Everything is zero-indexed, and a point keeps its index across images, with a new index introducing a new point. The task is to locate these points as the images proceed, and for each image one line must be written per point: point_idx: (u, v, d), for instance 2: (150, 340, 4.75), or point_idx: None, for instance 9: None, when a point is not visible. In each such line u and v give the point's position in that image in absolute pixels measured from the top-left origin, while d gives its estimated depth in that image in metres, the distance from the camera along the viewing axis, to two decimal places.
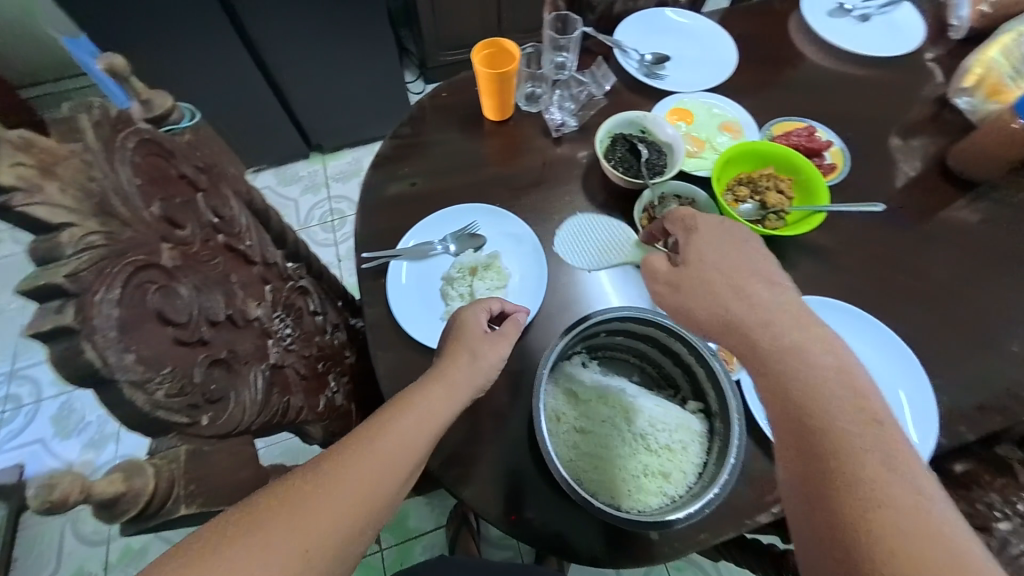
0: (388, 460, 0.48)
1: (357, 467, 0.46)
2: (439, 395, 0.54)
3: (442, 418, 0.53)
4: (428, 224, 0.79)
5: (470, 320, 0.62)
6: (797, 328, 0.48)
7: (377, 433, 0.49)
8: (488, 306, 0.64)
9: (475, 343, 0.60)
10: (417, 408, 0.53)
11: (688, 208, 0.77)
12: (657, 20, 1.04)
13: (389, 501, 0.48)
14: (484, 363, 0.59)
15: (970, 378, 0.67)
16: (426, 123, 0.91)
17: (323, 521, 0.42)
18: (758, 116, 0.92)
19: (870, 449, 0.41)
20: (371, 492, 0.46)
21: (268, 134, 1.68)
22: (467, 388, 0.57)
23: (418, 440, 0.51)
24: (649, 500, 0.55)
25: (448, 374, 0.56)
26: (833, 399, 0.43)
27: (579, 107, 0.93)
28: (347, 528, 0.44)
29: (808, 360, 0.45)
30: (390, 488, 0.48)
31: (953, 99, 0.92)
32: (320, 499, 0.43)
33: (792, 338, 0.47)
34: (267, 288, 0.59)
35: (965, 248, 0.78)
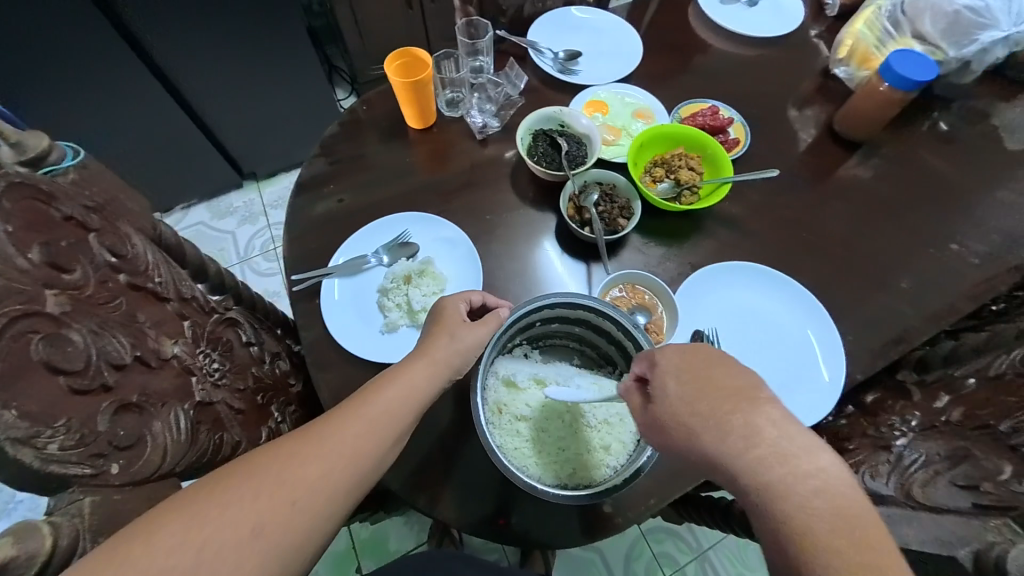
0: (350, 449, 0.51)
1: (339, 433, 0.51)
2: (413, 381, 0.56)
3: (422, 394, 0.56)
4: (360, 238, 0.79)
5: (450, 306, 0.61)
6: (725, 394, 0.48)
7: (361, 404, 0.53)
8: (467, 297, 0.63)
9: (457, 325, 0.60)
10: (398, 385, 0.55)
11: (610, 193, 0.81)
12: (566, 18, 1.08)
13: (371, 469, 0.52)
14: (464, 344, 0.59)
15: (869, 317, 0.74)
16: (349, 138, 0.90)
17: (308, 475, 0.48)
18: (667, 101, 0.98)
19: (781, 462, 0.44)
20: (352, 457, 0.51)
21: (193, 167, 1.60)
22: (446, 366, 0.58)
23: (384, 428, 0.53)
24: (594, 474, 0.59)
25: (428, 353, 0.58)
26: (741, 423, 0.47)
27: (499, 108, 0.95)
28: (331, 487, 0.49)
29: (744, 430, 0.46)
30: (371, 455, 0.52)
31: (833, 70, 1.01)
32: (302, 461, 0.49)
33: (724, 408, 0.48)
34: (185, 323, 0.56)
35: (857, 202, 0.87)
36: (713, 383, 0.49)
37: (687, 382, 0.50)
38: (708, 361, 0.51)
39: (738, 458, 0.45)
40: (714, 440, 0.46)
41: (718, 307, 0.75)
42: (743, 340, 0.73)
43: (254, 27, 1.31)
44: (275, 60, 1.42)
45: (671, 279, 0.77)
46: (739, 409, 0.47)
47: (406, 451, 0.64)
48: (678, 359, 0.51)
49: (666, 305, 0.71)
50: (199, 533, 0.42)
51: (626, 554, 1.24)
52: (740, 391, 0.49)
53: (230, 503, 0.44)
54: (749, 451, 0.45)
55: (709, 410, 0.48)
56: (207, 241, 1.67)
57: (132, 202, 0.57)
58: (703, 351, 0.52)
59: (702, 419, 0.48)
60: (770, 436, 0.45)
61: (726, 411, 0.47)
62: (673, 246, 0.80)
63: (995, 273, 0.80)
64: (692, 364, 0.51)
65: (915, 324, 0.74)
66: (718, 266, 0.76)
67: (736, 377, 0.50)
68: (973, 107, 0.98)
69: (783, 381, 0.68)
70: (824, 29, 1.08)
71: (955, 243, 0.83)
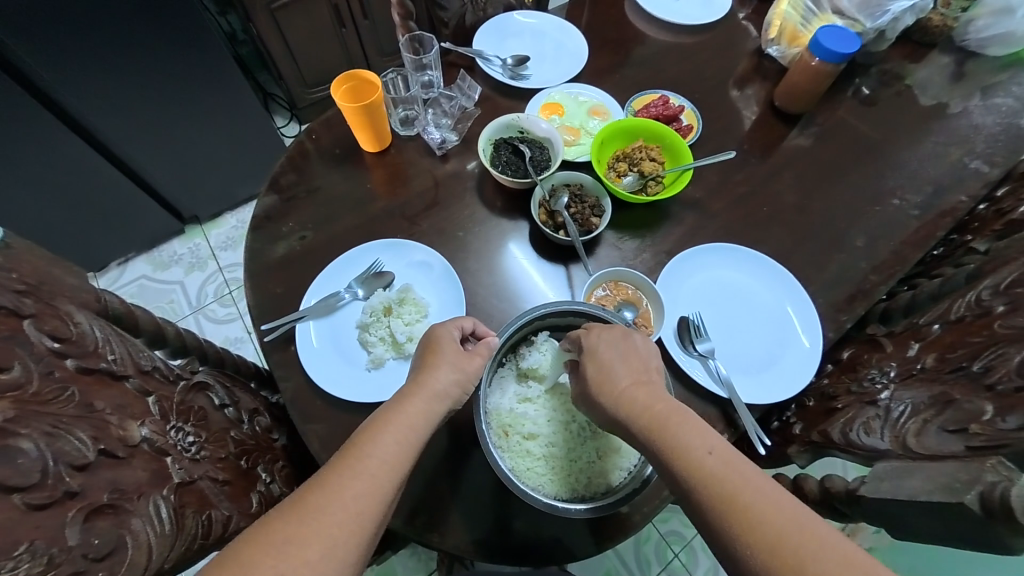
0: (364, 505, 0.48)
1: (339, 498, 0.47)
2: (412, 423, 0.53)
3: (421, 433, 0.54)
4: (330, 274, 0.75)
5: (444, 338, 0.59)
6: (619, 361, 0.55)
7: (357, 461, 0.50)
8: (460, 323, 0.61)
9: (452, 355, 0.58)
10: (395, 427, 0.52)
11: (579, 194, 0.81)
12: (508, 24, 1.08)
13: (379, 526, 0.49)
14: (461, 374, 0.57)
15: (836, 278, 0.79)
16: (301, 170, 0.86)
17: (310, 554, 0.44)
18: (618, 96, 1.00)
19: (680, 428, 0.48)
20: (358, 519, 0.47)
21: (127, 219, 1.48)
22: (446, 398, 0.56)
23: (391, 475, 0.50)
24: (608, 480, 0.59)
25: (425, 386, 0.56)
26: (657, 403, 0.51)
27: (455, 121, 0.93)
28: (341, 560, 0.45)
29: (623, 392, 0.53)
30: (378, 511, 0.48)
31: (765, 50, 1.07)
32: (302, 540, 0.44)
33: (620, 376, 0.54)
34: (150, 401, 0.51)
35: (805, 171, 0.92)
36: (614, 361, 0.55)
37: (594, 361, 0.56)
38: (618, 346, 0.56)
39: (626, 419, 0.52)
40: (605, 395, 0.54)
41: (694, 291, 0.77)
42: (723, 318, 0.75)
43: (178, 62, 1.22)
44: (204, 94, 1.33)
45: (649, 269, 0.79)
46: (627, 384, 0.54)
47: (409, 490, 0.62)
48: (595, 342, 0.57)
49: (652, 297, 0.72)
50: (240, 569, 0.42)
51: (635, 541, 1.26)
52: (633, 368, 0.55)
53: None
54: (631, 400, 0.52)
55: (606, 382, 0.54)
56: (153, 296, 1.55)
57: (67, 274, 0.51)
58: (612, 334, 0.57)
59: (598, 383, 0.55)
60: (650, 398, 0.52)
61: (610, 370, 0.55)
62: (646, 237, 0.82)
63: (933, 220, 0.87)
64: (592, 345, 0.57)
65: (875, 278, 0.79)
66: (689, 251, 0.78)
67: (635, 357, 0.56)
68: (889, 71, 1.07)
69: (767, 354, 0.71)
70: (751, 11, 1.13)
71: (895, 198, 0.89)
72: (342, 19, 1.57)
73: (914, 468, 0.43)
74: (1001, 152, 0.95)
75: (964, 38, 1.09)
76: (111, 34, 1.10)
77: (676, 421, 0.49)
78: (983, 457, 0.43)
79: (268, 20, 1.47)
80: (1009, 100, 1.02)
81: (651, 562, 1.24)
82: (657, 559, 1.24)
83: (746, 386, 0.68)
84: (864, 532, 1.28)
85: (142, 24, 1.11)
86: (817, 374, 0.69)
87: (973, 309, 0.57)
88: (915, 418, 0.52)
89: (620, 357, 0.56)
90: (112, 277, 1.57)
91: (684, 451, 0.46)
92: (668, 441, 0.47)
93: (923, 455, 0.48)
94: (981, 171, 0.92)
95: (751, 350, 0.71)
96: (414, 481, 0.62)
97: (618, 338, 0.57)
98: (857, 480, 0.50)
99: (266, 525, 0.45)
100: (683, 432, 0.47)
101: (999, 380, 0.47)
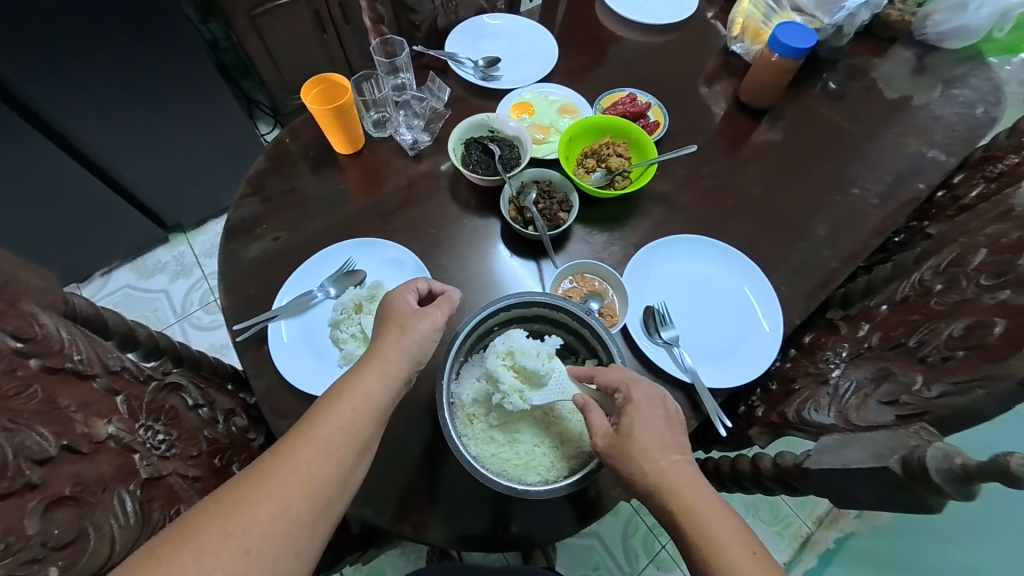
0: (317, 465, 0.49)
1: (293, 458, 0.49)
2: (365, 386, 0.55)
3: (379, 399, 0.55)
4: (303, 274, 0.76)
5: (399, 302, 0.61)
6: (651, 434, 0.52)
7: (313, 424, 0.51)
8: (415, 287, 0.64)
9: (409, 320, 0.60)
10: (353, 392, 0.54)
11: (547, 190, 0.83)
12: (479, 27, 1.11)
13: (339, 486, 0.50)
14: (415, 335, 0.59)
15: (799, 266, 0.81)
16: (276, 173, 0.87)
17: (263, 513, 0.46)
18: (587, 95, 1.02)
19: (711, 513, 0.47)
20: (315, 478, 0.49)
21: (107, 228, 1.48)
22: (401, 359, 0.58)
23: (344, 436, 0.52)
24: (566, 462, 0.60)
25: (380, 352, 0.57)
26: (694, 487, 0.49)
27: (427, 122, 0.95)
28: (295, 517, 0.47)
29: (656, 471, 0.50)
30: (334, 471, 0.50)
31: (731, 47, 1.10)
32: (255, 500, 0.46)
33: (652, 450, 0.51)
34: (118, 399, 0.52)
35: (770, 163, 0.95)
36: (649, 427, 0.52)
37: (641, 421, 0.52)
38: (659, 416, 0.53)
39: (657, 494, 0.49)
40: (631, 468, 0.51)
41: (660, 282, 0.79)
42: (689, 305, 0.77)
43: (158, 70, 1.23)
44: (185, 102, 1.33)
45: (618, 262, 0.81)
46: (662, 456, 0.51)
47: (383, 482, 0.63)
48: (642, 400, 0.54)
49: (617, 288, 0.74)
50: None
51: (621, 533, 1.27)
52: (668, 440, 0.52)
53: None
54: (660, 480, 0.49)
55: (641, 449, 0.51)
56: (138, 304, 1.55)
57: (35, 277, 0.51)
58: (651, 397, 0.54)
59: (628, 454, 0.51)
60: (685, 478, 0.49)
61: (643, 442, 0.51)
62: (615, 230, 0.84)
63: (893, 209, 0.90)
64: (634, 406, 0.53)
65: (837, 265, 0.82)
66: (655, 244, 0.80)
67: (667, 426, 0.53)
68: (853, 65, 1.10)
69: (729, 341, 0.73)
70: (718, 9, 1.17)
71: (856, 187, 0.92)
72: (322, 25, 1.59)
73: (855, 440, 0.44)
74: (958, 142, 0.98)
75: (923, 32, 1.12)
76: (87, 41, 1.10)
77: (708, 506, 0.48)
78: (909, 426, 0.43)
79: (249, 27, 1.47)
80: (967, 92, 1.06)
81: (638, 555, 1.25)
82: (644, 551, 1.25)
83: (710, 372, 0.70)
84: (847, 519, 1.27)
85: (118, 32, 1.12)
86: (777, 359, 0.71)
87: (916, 289, 0.58)
88: (858, 394, 0.52)
89: (654, 426, 0.53)
90: (96, 287, 1.57)
91: (713, 544, 0.45)
92: (700, 531, 0.46)
93: (860, 428, 0.48)
94: (939, 160, 0.95)
95: (714, 337, 0.73)
96: (388, 472, 0.64)
97: (655, 405, 0.54)
98: (803, 454, 0.51)
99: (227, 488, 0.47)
100: (716, 524, 0.46)
101: (930, 353, 0.47)
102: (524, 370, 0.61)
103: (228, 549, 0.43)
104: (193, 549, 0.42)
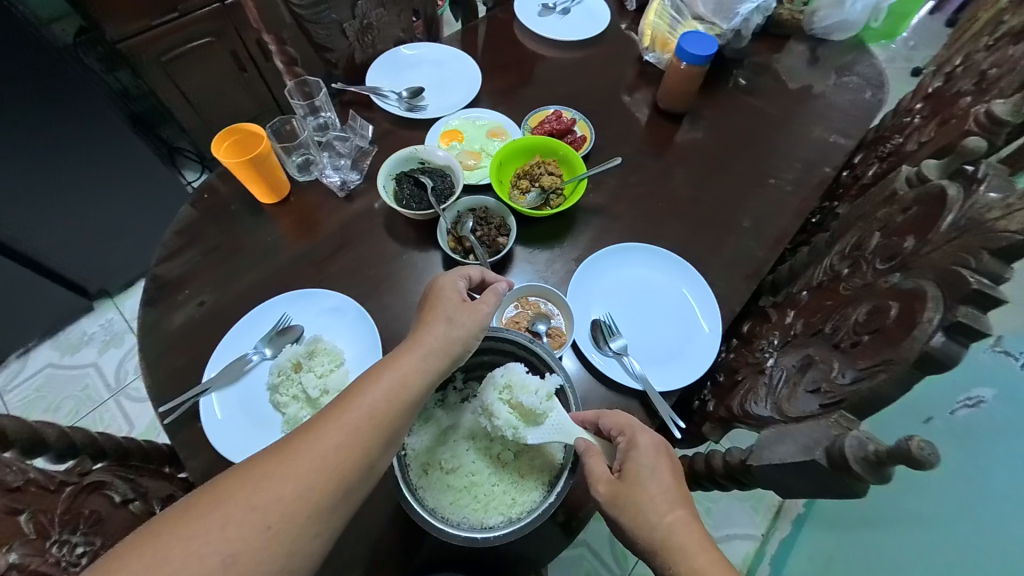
0: (341, 452, 0.49)
1: (322, 443, 0.49)
2: (401, 371, 0.54)
3: (414, 388, 0.53)
4: (234, 337, 0.71)
5: (447, 286, 0.61)
6: (658, 485, 0.52)
7: (346, 408, 0.51)
8: (464, 273, 0.64)
9: (450, 308, 0.58)
10: (390, 379, 0.53)
11: (483, 217, 0.83)
12: (399, 58, 1.10)
13: (360, 476, 0.49)
14: (461, 326, 0.57)
15: (731, 259, 0.86)
16: (195, 232, 0.82)
17: (286, 492, 0.46)
18: (514, 116, 1.04)
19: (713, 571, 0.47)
20: (339, 465, 0.49)
21: (18, 307, 1.33)
22: (441, 350, 0.56)
23: (372, 425, 0.51)
24: (526, 497, 0.58)
25: (422, 339, 0.56)
26: (697, 544, 0.49)
27: (354, 161, 0.93)
28: (314, 502, 0.47)
29: (662, 525, 0.50)
30: (358, 462, 0.49)
31: (644, 56, 1.15)
32: (282, 477, 0.47)
33: (660, 504, 0.51)
34: (23, 519, 0.49)
35: (693, 163, 1.00)
36: (656, 477, 0.52)
37: (654, 478, 0.52)
38: (666, 467, 0.53)
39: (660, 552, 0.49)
40: (635, 517, 0.51)
41: (605, 292, 0.80)
42: (633, 311, 0.79)
43: (62, 132, 1.14)
44: (98, 161, 1.24)
45: (562, 278, 0.82)
46: (669, 509, 0.51)
47: (346, 547, 0.59)
48: (648, 452, 0.54)
49: (562, 306, 0.75)
50: (195, 538, 0.43)
51: (609, 536, 1.27)
52: (673, 496, 0.52)
53: (191, 546, 0.43)
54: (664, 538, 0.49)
55: (649, 504, 0.51)
56: (64, 384, 1.40)
57: None
58: (653, 445, 0.54)
59: (632, 505, 0.51)
60: (689, 535, 0.49)
61: (650, 492, 0.52)
62: (556, 247, 0.85)
63: (806, 193, 0.97)
64: (633, 458, 0.53)
65: (766, 253, 0.87)
66: (596, 255, 0.82)
67: (671, 472, 0.54)
68: (757, 63, 1.18)
69: (673, 342, 0.76)
70: (631, 20, 1.22)
71: (772, 177, 0.99)
72: (241, 64, 1.52)
73: (787, 433, 0.46)
74: (853, 125, 1.08)
75: (812, 28, 1.23)
76: None
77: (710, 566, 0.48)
78: (829, 413, 0.45)
79: (161, 74, 1.39)
80: (856, 78, 1.17)
81: (627, 555, 1.26)
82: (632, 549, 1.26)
83: (659, 376, 0.72)
84: None
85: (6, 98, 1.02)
86: (717, 355, 0.75)
87: (828, 274, 0.64)
88: (789, 383, 0.55)
89: (661, 476, 0.53)
90: (12, 372, 1.41)
91: None
92: None
93: (792, 419, 0.51)
94: (840, 144, 1.04)
95: (660, 340, 0.76)
96: (349, 535, 0.60)
97: (660, 453, 0.54)
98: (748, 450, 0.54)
99: (259, 460, 0.48)
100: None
101: (842, 339, 0.50)
102: (522, 407, 0.58)
103: (252, 522, 0.45)
104: (219, 517, 0.44)
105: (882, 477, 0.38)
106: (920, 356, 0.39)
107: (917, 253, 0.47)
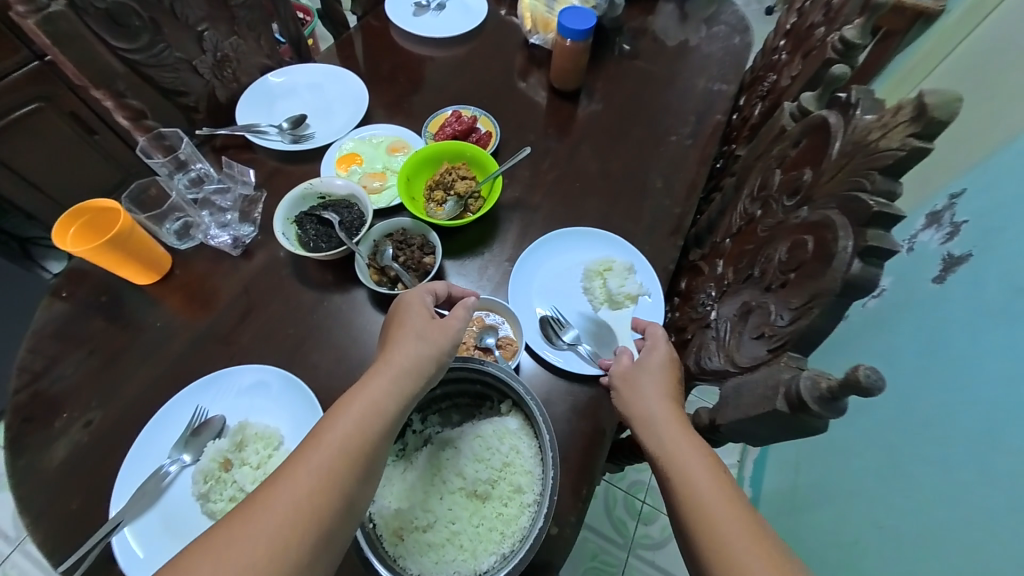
0: (321, 488, 0.45)
1: (303, 479, 0.45)
2: (374, 394, 0.50)
3: (389, 411, 0.50)
4: (139, 452, 0.60)
5: (414, 302, 0.58)
6: (661, 374, 0.57)
7: (315, 442, 0.47)
8: (433, 289, 0.62)
9: (419, 325, 0.56)
10: (359, 408, 0.49)
11: (403, 240, 0.77)
12: (271, 87, 1.00)
13: (345, 514, 0.45)
14: (430, 342, 0.54)
15: (655, 222, 0.87)
16: (58, 341, 0.68)
17: (256, 557, 0.41)
18: (411, 125, 0.98)
19: (695, 462, 0.49)
20: (318, 510, 0.44)
21: None
22: (412, 370, 0.52)
23: (350, 459, 0.46)
24: (516, 524, 0.55)
25: (391, 359, 0.53)
26: (685, 432, 0.52)
27: (242, 213, 0.83)
28: (296, 556, 0.42)
29: (659, 408, 0.54)
30: (339, 504, 0.45)
31: (529, 40, 1.14)
32: (254, 527, 0.42)
33: (658, 389, 0.56)
34: None
35: (600, 136, 1.00)
36: (664, 373, 0.57)
37: (664, 373, 0.57)
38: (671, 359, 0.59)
39: (649, 430, 0.53)
40: (640, 410, 0.54)
41: (546, 286, 0.78)
42: (578, 301, 0.77)
43: None
44: None
45: (499, 282, 0.79)
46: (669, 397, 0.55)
47: None
48: (661, 350, 0.59)
49: (507, 315, 0.72)
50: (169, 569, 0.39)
51: (605, 510, 1.29)
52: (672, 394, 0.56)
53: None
54: (663, 444, 0.51)
55: (649, 389, 0.55)
56: None
57: None
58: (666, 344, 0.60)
59: (633, 382, 0.56)
60: (679, 423, 0.53)
61: (656, 372, 0.57)
62: (485, 252, 0.81)
63: (706, 143, 1.01)
64: (651, 350, 0.59)
65: (684, 208, 0.89)
66: (529, 251, 0.80)
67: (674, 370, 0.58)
68: (635, 28, 1.22)
69: (621, 320, 0.75)
70: (507, 6, 1.20)
71: (674, 134, 1.02)
72: (87, 126, 1.30)
73: (746, 385, 0.47)
74: (731, 71, 1.14)
75: None
76: None
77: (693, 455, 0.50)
78: (777, 357, 0.46)
79: None
80: (724, 26, 1.24)
81: (626, 522, 1.28)
82: (629, 516, 1.29)
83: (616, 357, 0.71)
84: None
85: None
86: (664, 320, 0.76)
87: (743, 218, 0.66)
88: (733, 333, 0.56)
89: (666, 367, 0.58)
90: None
91: (697, 499, 0.47)
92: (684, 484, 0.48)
93: (745, 368, 0.52)
94: (723, 91, 1.10)
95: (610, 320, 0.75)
96: None
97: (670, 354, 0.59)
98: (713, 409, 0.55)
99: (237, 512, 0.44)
100: (703, 477, 0.48)
101: (771, 281, 0.52)
102: None
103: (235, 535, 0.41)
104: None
105: (840, 409, 0.38)
106: (844, 285, 0.40)
107: (816, 184, 0.50)
